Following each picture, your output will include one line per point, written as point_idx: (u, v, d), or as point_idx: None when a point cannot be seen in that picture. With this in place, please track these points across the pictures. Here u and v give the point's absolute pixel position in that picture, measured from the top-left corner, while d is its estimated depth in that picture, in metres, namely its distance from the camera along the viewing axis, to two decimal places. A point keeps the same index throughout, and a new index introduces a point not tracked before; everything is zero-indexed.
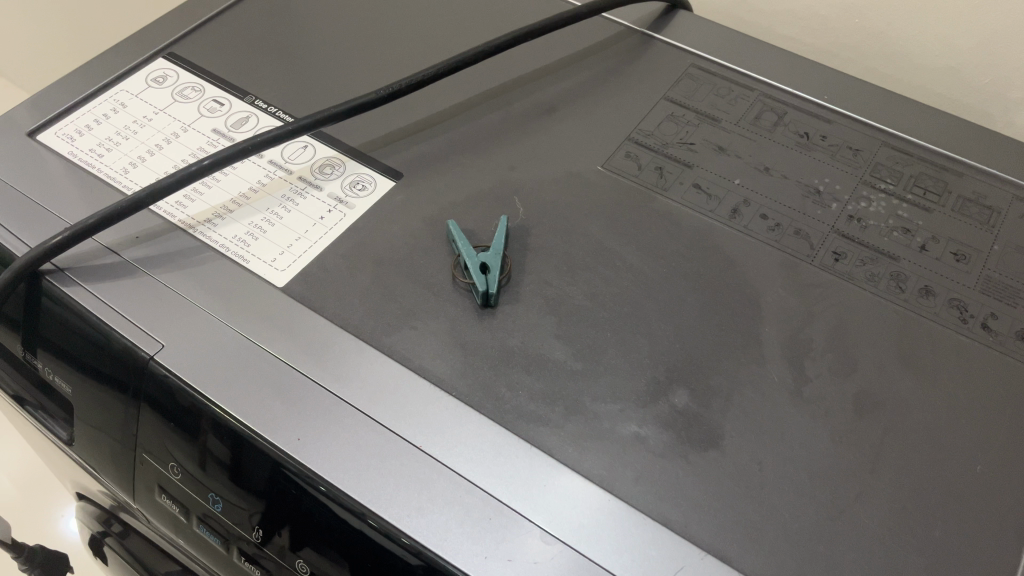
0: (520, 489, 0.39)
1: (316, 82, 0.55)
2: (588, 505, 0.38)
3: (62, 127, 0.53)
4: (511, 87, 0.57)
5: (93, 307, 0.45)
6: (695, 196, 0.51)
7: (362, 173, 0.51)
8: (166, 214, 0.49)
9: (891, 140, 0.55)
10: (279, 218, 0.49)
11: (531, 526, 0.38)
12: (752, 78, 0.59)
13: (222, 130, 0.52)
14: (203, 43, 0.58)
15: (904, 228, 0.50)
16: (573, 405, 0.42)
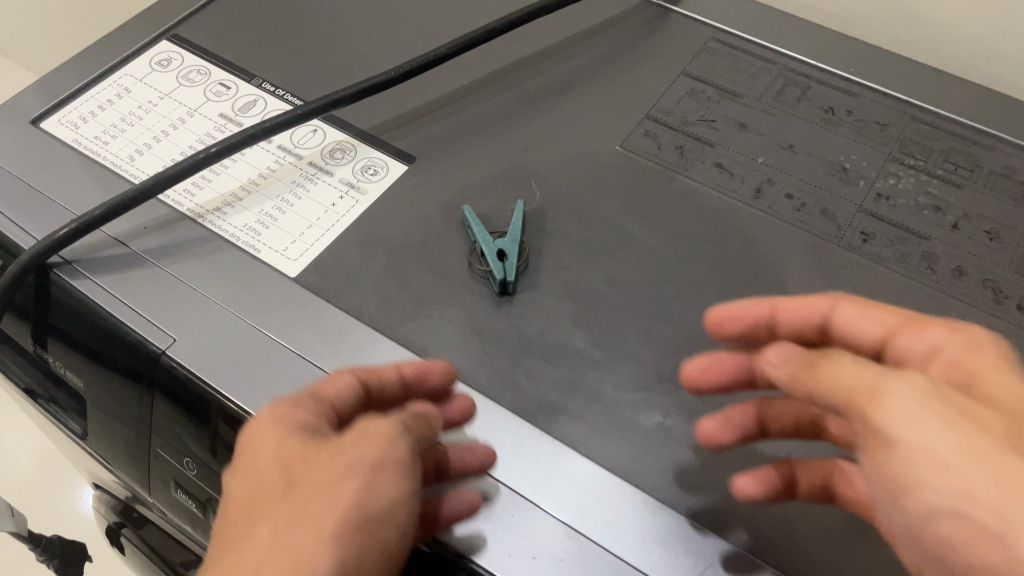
0: (532, 473, 0.38)
1: (325, 63, 0.54)
2: (612, 499, 0.37)
3: (65, 114, 0.51)
4: (523, 65, 0.55)
5: (102, 300, 0.43)
6: (717, 176, 0.49)
7: (373, 157, 0.50)
8: (174, 203, 0.47)
9: (919, 113, 0.53)
10: (290, 205, 0.47)
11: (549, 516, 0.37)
12: (775, 51, 0.57)
13: (229, 114, 0.51)
14: (207, 25, 0.57)
15: (934, 206, 0.48)
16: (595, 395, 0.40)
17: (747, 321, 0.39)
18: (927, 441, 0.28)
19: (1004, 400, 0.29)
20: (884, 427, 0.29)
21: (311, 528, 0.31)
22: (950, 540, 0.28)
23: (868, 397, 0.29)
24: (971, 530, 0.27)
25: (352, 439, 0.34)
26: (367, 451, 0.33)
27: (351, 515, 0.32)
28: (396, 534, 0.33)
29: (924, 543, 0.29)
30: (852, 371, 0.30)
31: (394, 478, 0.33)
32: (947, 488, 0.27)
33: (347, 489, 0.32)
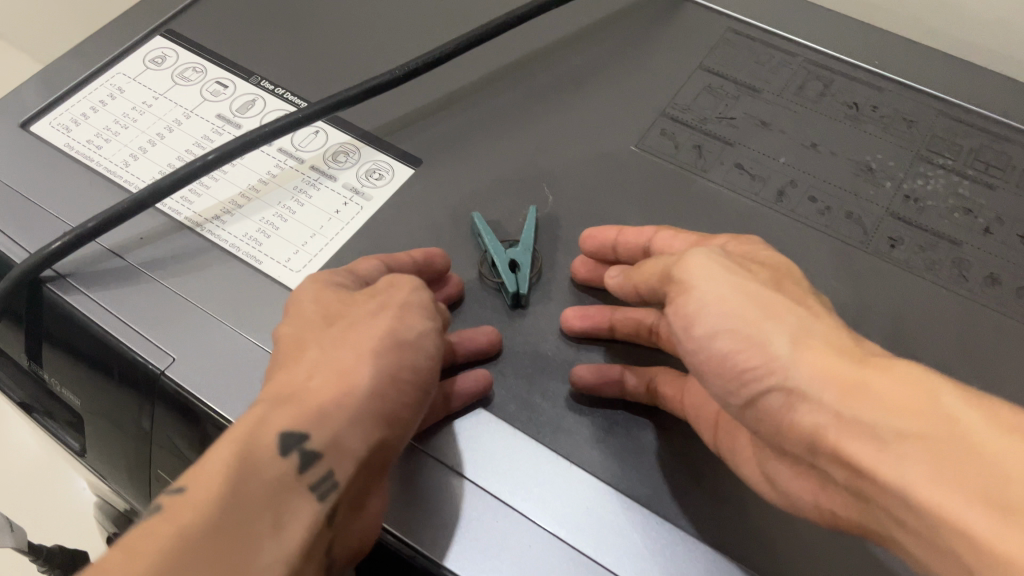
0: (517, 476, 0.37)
1: (326, 61, 0.51)
2: (635, 528, 0.35)
3: (56, 117, 0.49)
4: (532, 59, 0.53)
5: (98, 317, 0.41)
6: (737, 178, 0.47)
7: (378, 160, 0.48)
8: (171, 211, 0.45)
9: (948, 109, 0.51)
10: (292, 212, 0.45)
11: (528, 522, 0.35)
12: (796, 42, 0.54)
13: (226, 115, 0.49)
14: (202, 21, 0.54)
15: (965, 209, 0.46)
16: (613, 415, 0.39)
17: (599, 242, 0.43)
18: (713, 286, 0.35)
19: (770, 281, 0.37)
20: (681, 282, 0.37)
21: (336, 363, 0.35)
22: (731, 365, 0.34)
23: (687, 271, 0.37)
24: (753, 364, 0.33)
25: (384, 287, 0.38)
26: (398, 296, 0.37)
27: (385, 339, 0.35)
28: (418, 363, 0.36)
29: (712, 375, 0.35)
30: (662, 261, 0.39)
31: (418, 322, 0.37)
32: (720, 320, 0.35)
33: (381, 323, 0.36)
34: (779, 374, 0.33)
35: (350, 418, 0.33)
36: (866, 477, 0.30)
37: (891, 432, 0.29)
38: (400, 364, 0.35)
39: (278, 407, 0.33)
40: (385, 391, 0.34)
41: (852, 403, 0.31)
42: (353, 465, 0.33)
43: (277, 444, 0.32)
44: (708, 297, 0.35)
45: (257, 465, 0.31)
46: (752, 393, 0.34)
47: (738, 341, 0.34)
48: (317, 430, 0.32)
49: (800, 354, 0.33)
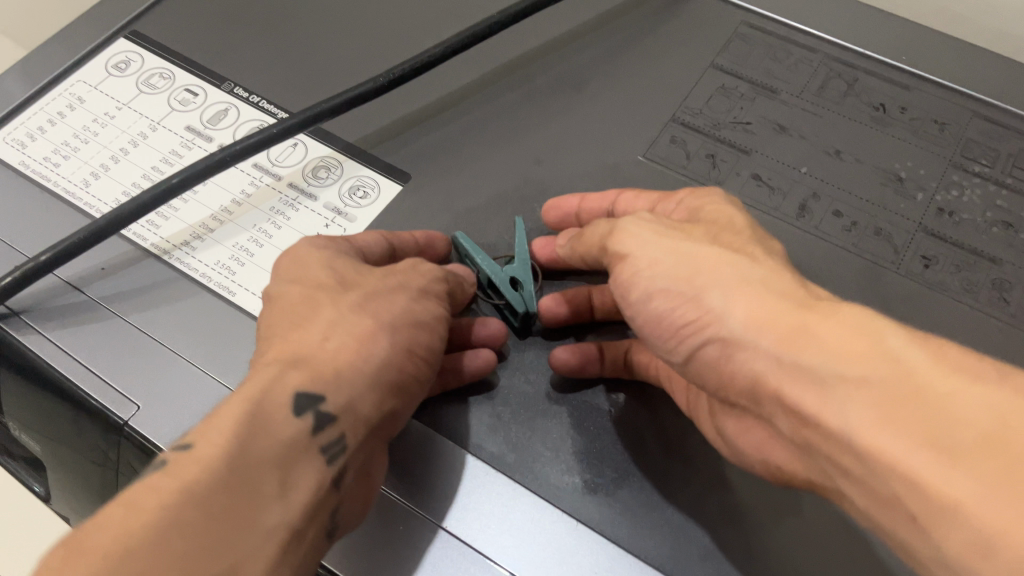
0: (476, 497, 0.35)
1: (306, 65, 0.47)
2: None
3: (10, 131, 0.45)
4: (530, 59, 0.48)
5: (55, 360, 0.38)
6: (754, 190, 0.43)
7: (362, 176, 0.44)
8: (137, 238, 0.42)
9: (983, 109, 0.46)
10: (268, 236, 0.41)
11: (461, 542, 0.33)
12: (815, 36, 0.50)
13: (196, 127, 0.45)
14: (170, 20, 0.50)
15: (1004, 222, 0.42)
16: (626, 465, 0.35)
17: (561, 212, 0.41)
18: (647, 251, 0.33)
19: (706, 233, 0.34)
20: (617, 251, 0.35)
21: (354, 328, 0.33)
22: (668, 324, 0.33)
23: (620, 239, 0.34)
24: (688, 319, 0.32)
25: (404, 267, 0.36)
26: (415, 279, 0.36)
27: (403, 316, 0.34)
28: (434, 344, 0.35)
29: (649, 338, 0.34)
30: (600, 225, 0.36)
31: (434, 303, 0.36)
32: (653, 285, 0.33)
33: (398, 299, 0.35)
34: (713, 327, 0.31)
35: (368, 383, 0.32)
36: (812, 423, 0.28)
37: (830, 375, 0.27)
38: (416, 344, 0.34)
39: (291, 368, 0.31)
40: (403, 365, 0.33)
41: (793, 347, 0.29)
42: (365, 431, 0.31)
43: (291, 404, 0.30)
44: (641, 262, 0.33)
45: (264, 429, 0.29)
46: (687, 347, 0.32)
47: (672, 301, 0.32)
48: (335, 392, 0.31)
49: (733, 300, 0.31)
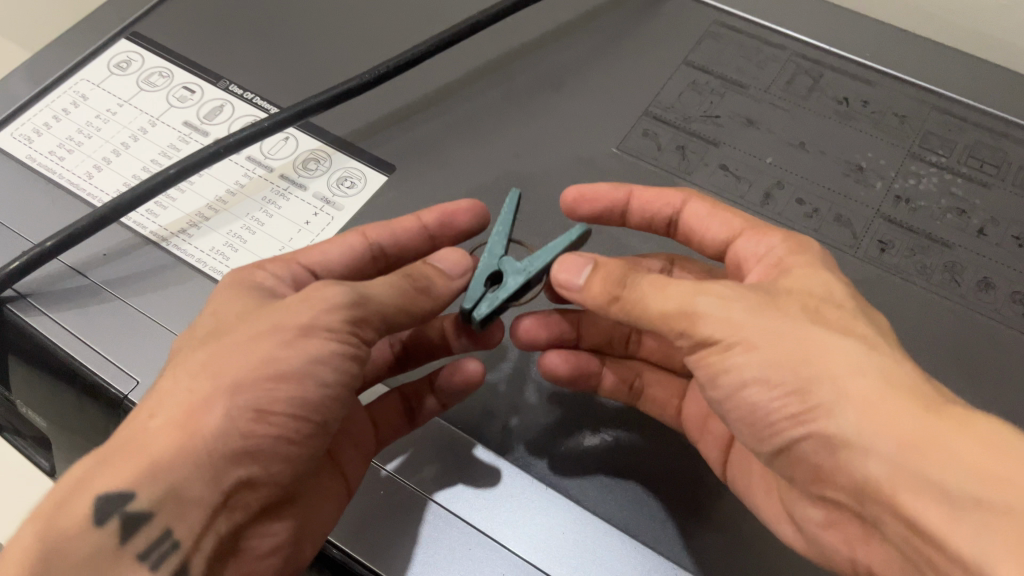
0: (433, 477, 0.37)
1: (297, 64, 0.50)
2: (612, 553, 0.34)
3: (17, 127, 0.47)
4: (512, 57, 0.51)
5: (58, 338, 0.40)
6: (723, 180, 0.46)
7: (350, 168, 0.46)
8: (136, 225, 0.44)
9: (943, 103, 0.49)
10: (260, 224, 0.44)
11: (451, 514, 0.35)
12: (784, 34, 0.52)
13: (193, 122, 0.47)
14: (168, 21, 0.52)
15: (959, 209, 0.44)
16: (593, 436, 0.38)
17: (606, 202, 0.41)
18: (739, 332, 0.30)
19: (801, 306, 0.31)
20: (705, 334, 0.31)
21: (188, 397, 0.30)
22: (764, 415, 0.30)
23: (709, 322, 0.31)
24: (788, 412, 0.29)
25: (293, 302, 0.32)
26: (294, 317, 0.32)
27: (258, 372, 0.30)
28: (309, 396, 0.31)
29: (740, 424, 0.32)
30: (658, 297, 0.32)
31: (317, 342, 0.31)
32: (752, 374, 0.30)
33: (260, 350, 0.31)
34: (818, 426, 0.28)
35: (193, 466, 0.29)
36: (933, 543, 0.26)
37: (963, 493, 0.25)
38: (274, 401, 0.30)
39: (104, 461, 0.29)
40: (247, 434, 0.30)
41: (916, 459, 0.26)
42: (202, 514, 0.29)
43: (93, 510, 0.28)
44: (737, 346, 0.30)
45: (66, 540, 0.28)
46: (780, 436, 0.30)
47: (771, 391, 0.29)
48: (146, 485, 0.28)
49: (845, 392, 0.28)
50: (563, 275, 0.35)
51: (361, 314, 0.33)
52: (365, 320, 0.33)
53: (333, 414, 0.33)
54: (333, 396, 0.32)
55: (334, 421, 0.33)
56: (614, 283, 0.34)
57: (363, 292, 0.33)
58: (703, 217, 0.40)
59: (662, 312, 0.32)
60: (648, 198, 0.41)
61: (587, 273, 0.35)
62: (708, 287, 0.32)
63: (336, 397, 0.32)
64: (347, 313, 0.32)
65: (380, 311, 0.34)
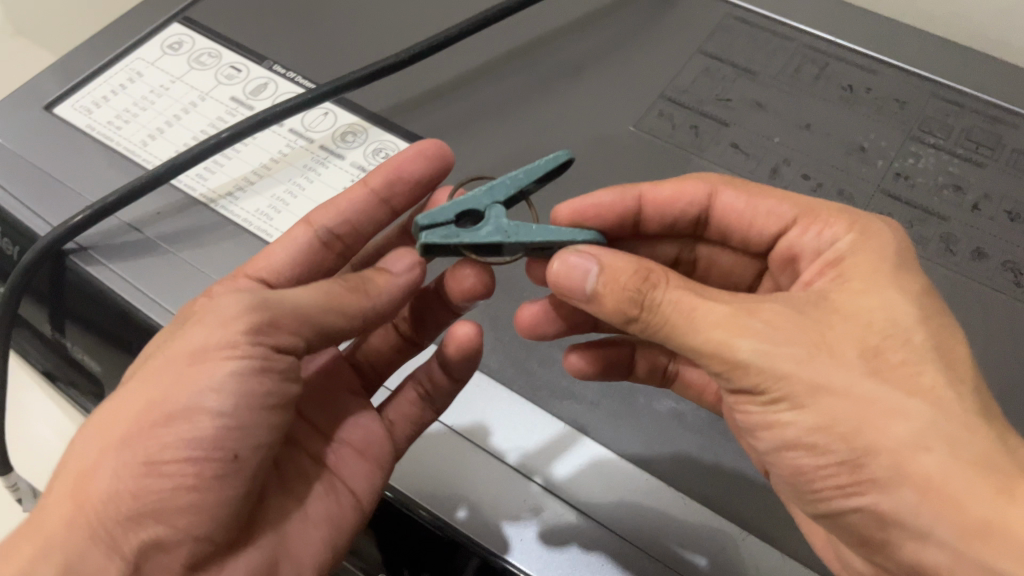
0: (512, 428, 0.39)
1: (336, 46, 0.53)
2: (623, 484, 0.38)
3: (78, 99, 0.51)
4: (537, 44, 0.54)
5: (117, 286, 0.44)
6: (733, 156, 0.49)
7: (385, 140, 0.49)
8: (187, 187, 0.48)
9: (941, 90, 0.52)
10: (302, 189, 0.47)
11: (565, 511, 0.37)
12: (793, 27, 0.55)
13: (240, 97, 0.51)
14: (217, 6, 0.56)
15: (955, 186, 0.47)
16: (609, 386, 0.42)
17: (614, 201, 0.42)
18: (788, 387, 0.30)
19: (859, 349, 0.31)
20: (747, 384, 0.31)
21: (95, 451, 0.33)
22: (809, 477, 0.32)
23: (748, 373, 0.31)
24: (841, 481, 0.30)
25: (194, 330, 0.34)
26: (188, 344, 0.34)
27: (152, 409, 0.33)
28: (200, 429, 0.33)
29: (784, 479, 0.33)
30: (692, 338, 0.32)
31: (214, 363, 0.33)
32: (794, 436, 0.31)
33: (155, 385, 0.33)
34: (868, 498, 0.30)
35: (91, 537, 0.32)
36: None
37: None
38: (170, 438, 0.32)
39: (20, 540, 0.32)
40: (142, 483, 0.32)
41: (977, 547, 0.28)
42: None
43: None
44: (785, 404, 0.31)
45: None
46: (822, 496, 0.32)
47: (816, 454, 0.31)
48: (45, 562, 0.31)
49: (909, 465, 0.29)
50: (567, 275, 0.35)
51: (265, 319, 0.34)
52: (273, 324, 0.35)
53: (243, 442, 0.34)
54: (236, 421, 0.33)
55: (245, 449, 0.34)
56: (629, 300, 0.33)
57: (270, 300, 0.35)
58: (740, 209, 0.42)
59: (700, 351, 0.32)
60: (662, 197, 0.43)
61: (593, 279, 0.34)
62: (743, 326, 0.31)
63: (240, 415, 0.33)
64: (249, 321, 0.34)
65: (293, 312, 0.35)
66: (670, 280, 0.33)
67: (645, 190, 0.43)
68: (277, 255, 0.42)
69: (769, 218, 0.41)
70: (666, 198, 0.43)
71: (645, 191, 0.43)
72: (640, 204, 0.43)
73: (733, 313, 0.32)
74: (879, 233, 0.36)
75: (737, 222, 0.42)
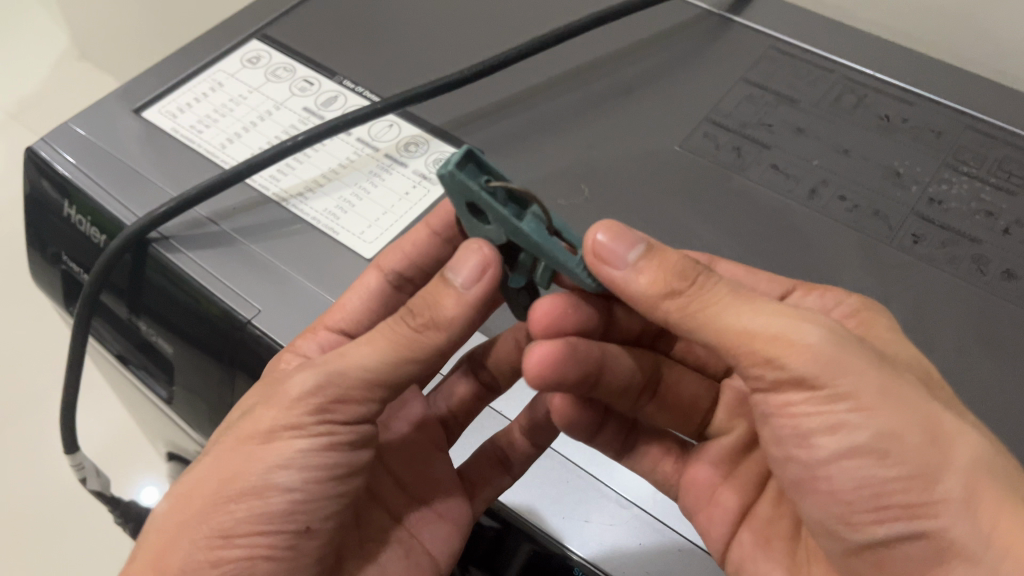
0: (599, 459, 0.42)
1: (403, 64, 0.57)
2: (654, 487, 0.41)
3: (164, 105, 0.56)
4: (590, 68, 0.58)
5: (194, 272, 0.48)
6: (773, 176, 0.51)
7: (445, 151, 0.53)
8: (260, 186, 0.51)
9: (975, 123, 0.54)
10: (367, 192, 0.51)
11: (682, 539, 0.40)
12: (833, 60, 0.58)
13: (312, 108, 0.55)
14: (292, 24, 0.61)
15: (986, 211, 0.50)
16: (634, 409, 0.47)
17: None
18: (854, 384, 0.31)
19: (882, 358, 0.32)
20: (801, 373, 0.32)
21: (175, 516, 0.38)
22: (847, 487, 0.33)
23: (804, 358, 0.31)
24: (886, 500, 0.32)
25: (265, 409, 0.37)
26: (257, 423, 0.37)
27: (228, 487, 0.37)
28: (272, 507, 0.37)
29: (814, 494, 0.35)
30: (751, 316, 0.32)
31: (281, 442, 0.37)
32: (862, 441, 0.32)
33: (235, 461, 0.37)
34: (937, 522, 0.31)
35: None
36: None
37: None
38: (242, 514, 0.37)
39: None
40: (219, 554, 0.37)
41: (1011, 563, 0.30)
42: None
43: None
44: (849, 402, 0.31)
45: None
46: (879, 516, 0.32)
47: (886, 464, 0.31)
48: None
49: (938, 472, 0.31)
50: (618, 244, 0.34)
51: (325, 399, 0.36)
52: (336, 400, 0.37)
53: (313, 515, 0.38)
54: (302, 496, 0.37)
55: (317, 520, 0.38)
56: (677, 274, 0.34)
57: (331, 373, 0.36)
58: (739, 273, 0.43)
59: (759, 332, 0.32)
60: None
61: (639, 255, 0.34)
62: (811, 317, 0.32)
63: (306, 488, 0.37)
64: (311, 403, 0.36)
65: (358, 380, 0.37)
66: (721, 278, 0.34)
67: None
68: (351, 304, 0.44)
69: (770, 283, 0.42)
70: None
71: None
72: None
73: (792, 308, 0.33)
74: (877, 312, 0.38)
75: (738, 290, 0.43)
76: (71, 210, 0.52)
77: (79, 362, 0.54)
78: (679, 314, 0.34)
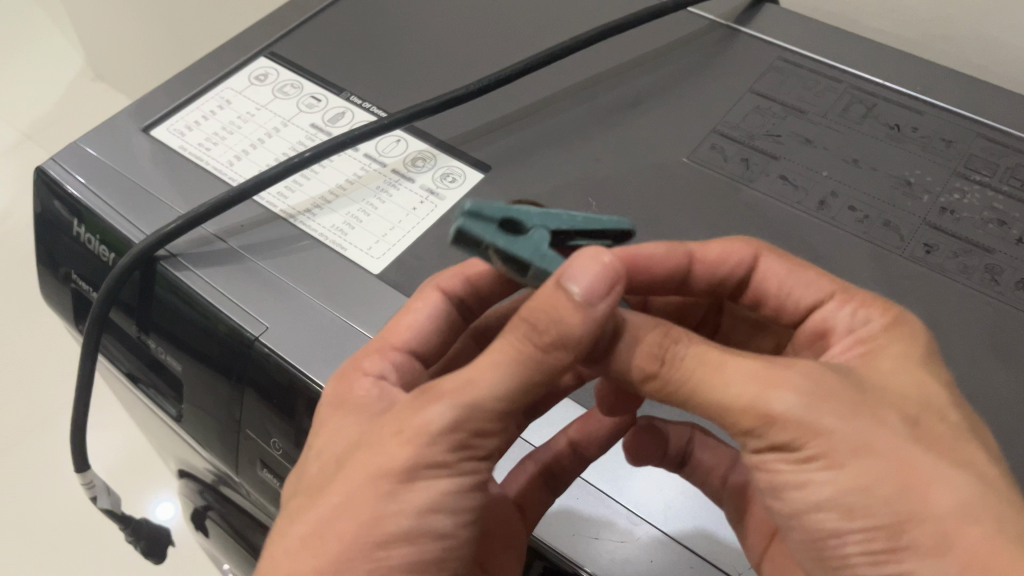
0: (609, 476, 0.42)
1: (409, 79, 0.57)
2: (672, 496, 0.40)
3: (172, 123, 0.56)
4: (595, 81, 0.58)
5: (202, 290, 0.48)
6: (782, 187, 0.51)
7: (452, 166, 0.53)
8: (268, 204, 0.51)
9: (986, 130, 0.53)
10: (374, 208, 0.51)
11: (686, 549, 0.38)
12: (841, 70, 0.58)
13: (319, 124, 0.55)
14: (300, 42, 0.61)
15: (999, 220, 0.49)
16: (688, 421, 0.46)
17: (669, 257, 0.43)
18: (828, 441, 0.31)
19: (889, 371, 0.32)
20: (806, 415, 0.31)
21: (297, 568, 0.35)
22: None
23: None
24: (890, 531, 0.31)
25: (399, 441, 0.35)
26: (393, 461, 0.35)
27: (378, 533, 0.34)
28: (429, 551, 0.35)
29: (805, 543, 0.34)
30: (721, 390, 0.33)
31: (426, 482, 0.35)
32: (829, 496, 0.32)
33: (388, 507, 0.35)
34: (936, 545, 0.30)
35: None
36: None
37: None
38: (392, 560, 0.35)
39: None
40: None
41: None
42: None
43: None
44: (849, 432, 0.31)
45: None
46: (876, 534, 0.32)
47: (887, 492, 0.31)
48: None
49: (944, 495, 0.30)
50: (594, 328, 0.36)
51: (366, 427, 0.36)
52: (477, 434, 0.35)
53: (457, 562, 0.37)
54: (455, 542, 0.36)
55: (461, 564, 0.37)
56: (650, 357, 0.35)
57: (471, 404, 0.35)
58: (780, 274, 0.43)
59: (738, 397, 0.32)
60: (712, 256, 0.43)
61: (618, 336, 0.36)
62: (780, 380, 0.32)
63: (458, 533, 0.36)
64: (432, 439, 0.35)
65: None
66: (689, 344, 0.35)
67: (694, 247, 0.44)
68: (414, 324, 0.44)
69: (809, 288, 0.42)
70: (713, 257, 0.43)
71: (697, 248, 0.44)
72: (691, 261, 0.44)
73: (765, 368, 0.33)
74: (901, 329, 0.38)
75: (777, 291, 0.43)
76: (81, 229, 0.52)
77: (89, 382, 0.55)
78: (660, 395, 0.35)
